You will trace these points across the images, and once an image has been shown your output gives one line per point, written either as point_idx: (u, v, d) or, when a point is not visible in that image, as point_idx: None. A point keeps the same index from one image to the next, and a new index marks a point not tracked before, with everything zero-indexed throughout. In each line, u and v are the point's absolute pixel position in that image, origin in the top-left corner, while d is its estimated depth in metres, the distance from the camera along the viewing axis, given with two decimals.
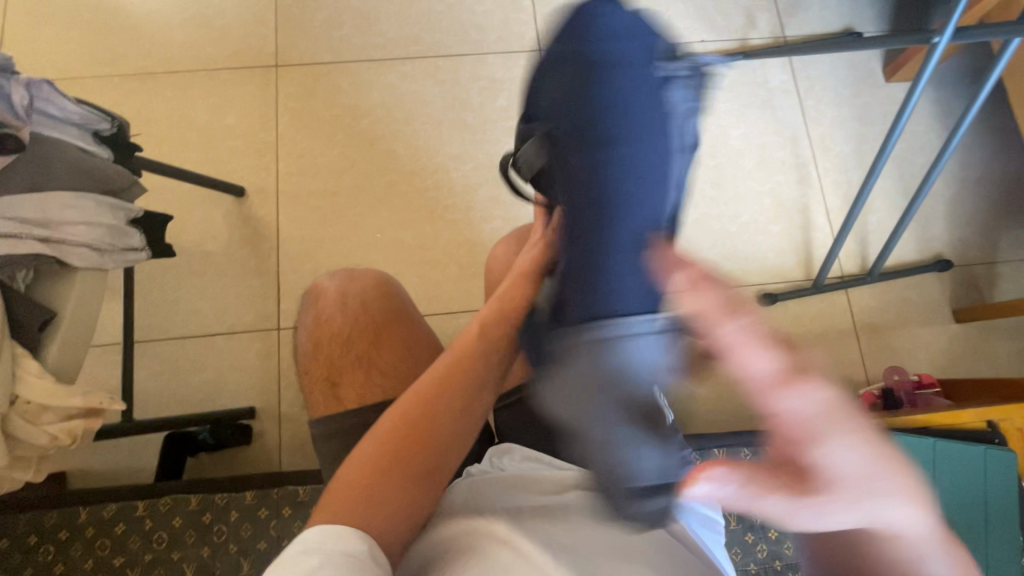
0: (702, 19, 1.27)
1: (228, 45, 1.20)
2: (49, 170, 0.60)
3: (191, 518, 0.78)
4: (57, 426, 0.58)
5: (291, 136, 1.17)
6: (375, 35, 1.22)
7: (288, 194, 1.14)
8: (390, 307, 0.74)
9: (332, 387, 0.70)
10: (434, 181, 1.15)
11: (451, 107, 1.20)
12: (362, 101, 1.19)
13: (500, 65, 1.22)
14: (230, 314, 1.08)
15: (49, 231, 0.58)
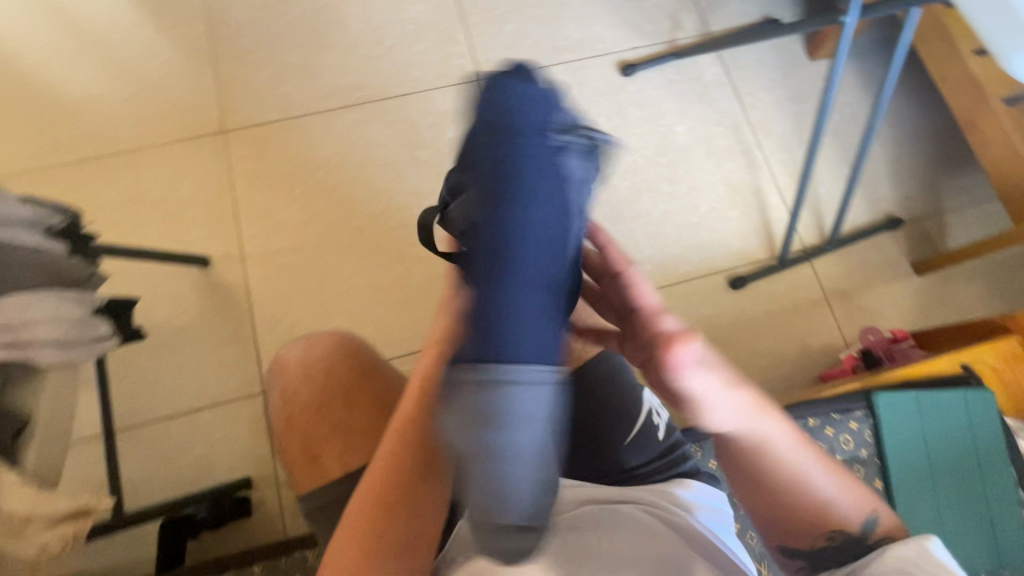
0: (631, 27, 1.33)
1: (171, 118, 1.20)
2: (5, 275, 0.59)
3: None
4: (47, 534, 0.56)
5: (249, 198, 1.16)
6: (319, 87, 1.24)
7: (254, 256, 1.13)
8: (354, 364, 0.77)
9: (314, 460, 0.72)
10: (398, 220, 1.16)
11: (405, 146, 1.22)
12: (314, 153, 1.20)
13: (446, 98, 1.25)
14: (212, 386, 1.06)
15: (14, 335, 0.57)
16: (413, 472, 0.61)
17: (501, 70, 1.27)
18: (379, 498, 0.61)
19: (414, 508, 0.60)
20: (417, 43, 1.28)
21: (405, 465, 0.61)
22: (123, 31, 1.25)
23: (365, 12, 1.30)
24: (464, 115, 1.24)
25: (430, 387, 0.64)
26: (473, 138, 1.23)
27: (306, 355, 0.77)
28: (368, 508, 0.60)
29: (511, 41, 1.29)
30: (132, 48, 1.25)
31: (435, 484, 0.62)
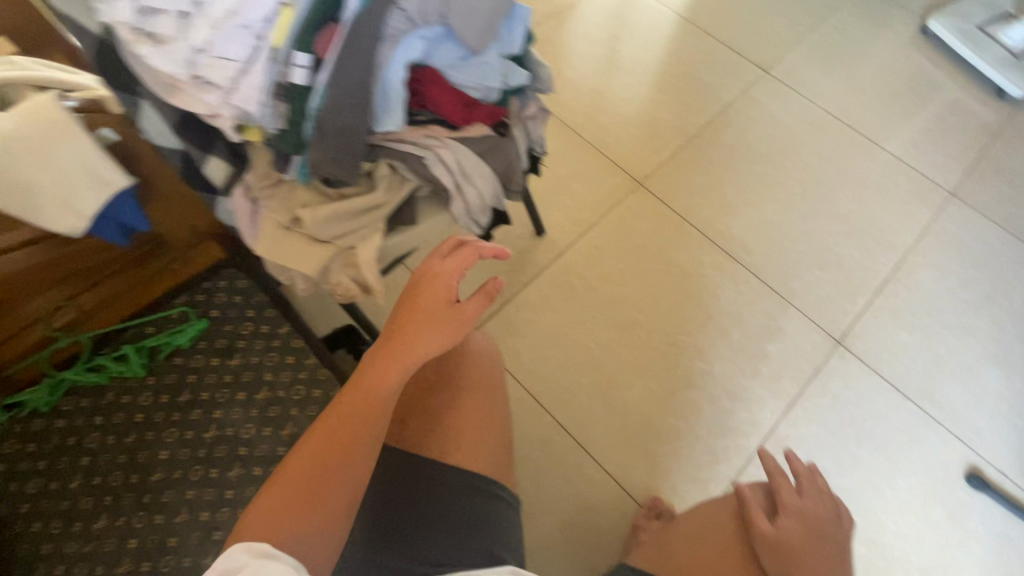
0: (1018, 455, 1.13)
1: (622, 147, 1.44)
2: (496, 151, 0.76)
3: (323, 400, 0.85)
4: (347, 281, 0.74)
5: (603, 231, 1.32)
6: (723, 221, 1.34)
7: (564, 262, 1.28)
8: (461, 348, 0.88)
9: (399, 421, 0.84)
10: (666, 350, 1.19)
11: (731, 314, 1.23)
12: (671, 253, 1.30)
13: (798, 323, 1.22)
14: (453, 295, 1.22)
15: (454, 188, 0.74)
16: (360, 445, 0.58)
17: (862, 355, 1.20)
18: (352, 482, 0.58)
19: (342, 485, 0.57)
20: (826, 270, 1.28)
21: (344, 443, 0.58)
22: (657, 83, 1.56)
23: (809, 215, 1.36)
24: (796, 348, 1.20)
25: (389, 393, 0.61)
26: (783, 368, 1.18)
27: (474, 345, 0.90)
28: (334, 513, 0.56)
29: (896, 350, 1.21)
30: (651, 94, 1.54)
31: (356, 479, 0.58)
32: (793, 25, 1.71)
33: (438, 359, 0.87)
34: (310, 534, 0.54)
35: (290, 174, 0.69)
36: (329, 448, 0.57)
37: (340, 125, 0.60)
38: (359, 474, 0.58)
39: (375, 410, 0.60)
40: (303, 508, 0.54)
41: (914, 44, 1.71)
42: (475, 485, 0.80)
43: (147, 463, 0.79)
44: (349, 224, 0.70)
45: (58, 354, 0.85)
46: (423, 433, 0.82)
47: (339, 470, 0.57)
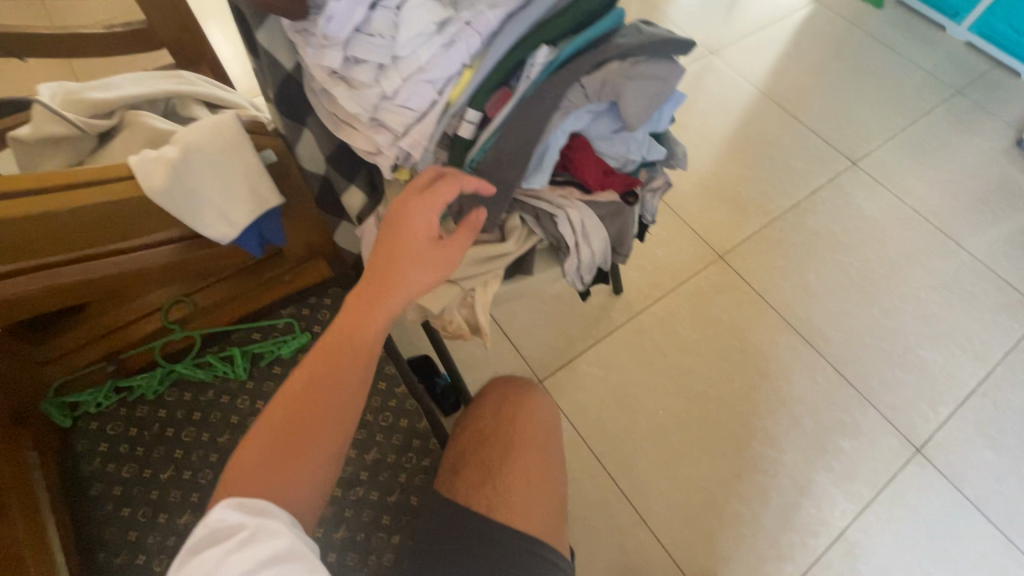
0: None
1: (706, 218, 1.46)
2: (618, 218, 0.77)
3: (409, 431, 0.86)
4: (459, 319, 0.77)
5: (681, 299, 1.33)
6: (802, 308, 1.33)
7: (639, 324, 1.28)
8: (520, 400, 0.87)
9: (452, 473, 0.80)
10: (736, 431, 1.17)
11: (805, 403, 1.21)
12: (748, 331, 1.29)
13: (875, 423, 1.19)
14: (527, 340, 1.23)
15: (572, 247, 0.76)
16: (335, 399, 0.56)
17: (943, 467, 1.15)
18: (331, 441, 0.55)
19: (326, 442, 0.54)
20: (906, 371, 1.26)
21: (321, 398, 0.55)
22: (745, 160, 1.58)
23: (892, 313, 1.34)
24: (872, 448, 1.16)
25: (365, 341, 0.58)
26: (857, 468, 1.14)
27: (535, 404, 0.87)
28: (319, 472, 0.54)
29: (979, 467, 1.16)
30: (738, 170, 1.56)
31: (337, 431, 0.55)
32: (884, 122, 1.73)
33: (495, 412, 0.85)
34: (292, 491, 0.52)
35: (427, 214, 0.73)
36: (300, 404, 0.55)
37: (495, 180, 0.63)
38: (340, 425, 0.55)
39: (350, 358, 0.57)
40: (281, 466, 0.52)
41: (1006, 153, 1.70)
42: (526, 545, 0.73)
43: None
44: (474, 270, 0.73)
45: (169, 344, 0.90)
46: (473, 483, 0.78)
47: (319, 430, 0.54)
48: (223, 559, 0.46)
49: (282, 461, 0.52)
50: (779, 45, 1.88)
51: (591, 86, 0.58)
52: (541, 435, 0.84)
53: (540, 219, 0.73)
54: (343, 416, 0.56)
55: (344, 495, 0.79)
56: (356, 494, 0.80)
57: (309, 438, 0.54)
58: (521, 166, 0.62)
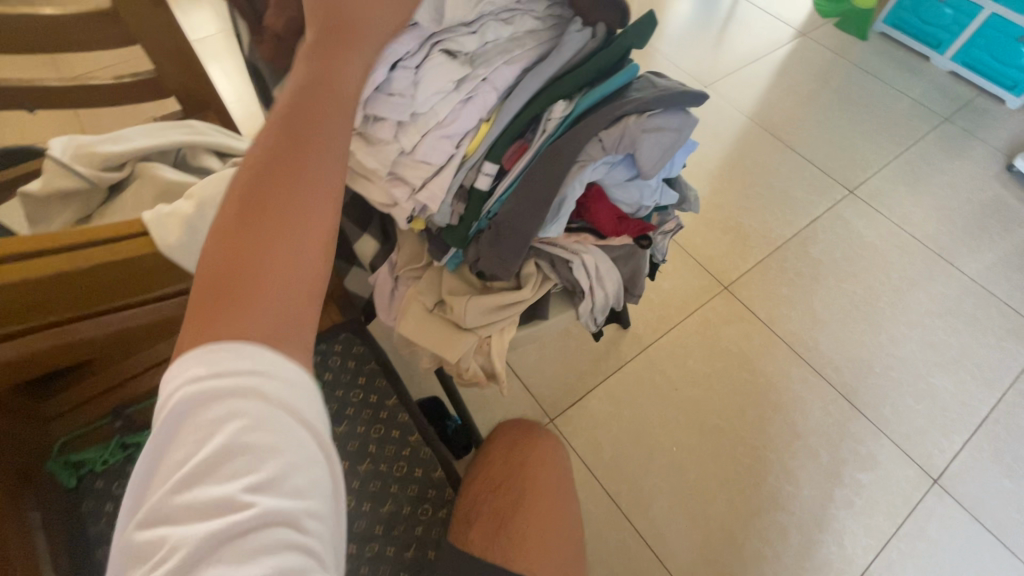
0: None
1: (709, 249, 1.47)
2: (630, 260, 0.78)
3: (425, 481, 0.84)
4: (475, 366, 0.76)
5: (689, 330, 1.33)
6: (809, 336, 1.34)
7: (649, 357, 1.28)
8: (530, 446, 0.85)
9: (465, 521, 0.76)
10: (752, 465, 1.15)
11: (819, 435, 1.20)
12: (758, 362, 1.29)
13: (890, 454, 1.18)
14: (537, 377, 1.22)
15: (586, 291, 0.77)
16: (309, 151, 0.39)
17: (961, 497, 1.14)
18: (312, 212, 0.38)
19: (310, 208, 0.38)
20: (918, 399, 1.25)
21: (278, 180, 0.38)
22: (744, 190, 1.61)
23: (899, 340, 1.34)
24: (889, 480, 1.15)
25: (327, 93, 0.42)
26: (876, 500, 1.13)
27: (547, 451, 0.86)
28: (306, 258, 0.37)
29: (998, 496, 1.15)
30: (738, 200, 1.58)
31: (314, 224, 0.38)
32: (877, 149, 1.77)
33: (508, 459, 0.83)
34: (273, 266, 0.35)
35: (442, 261, 0.73)
36: (253, 169, 0.38)
37: (517, 228, 0.64)
38: (326, 188, 0.39)
39: (319, 109, 0.41)
40: (259, 237, 0.35)
41: (998, 178, 1.74)
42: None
43: None
44: (491, 317, 0.72)
45: None
46: (489, 533, 0.74)
47: (292, 192, 0.37)
48: (243, 472, 0.30)
49: (237, 261, 0.35)
50: (771, 77, 1.93)
51: (609, 139, 0.59)
52: (554, 482, 0.82)
53: (555, 265, 0.74)
54: (322, 207, 0.39)
55: (362, 552, 0.77)
56: (373, 549, 0.77)
57: (275, 229, 0.36)
58: (540, 218, 0.63)
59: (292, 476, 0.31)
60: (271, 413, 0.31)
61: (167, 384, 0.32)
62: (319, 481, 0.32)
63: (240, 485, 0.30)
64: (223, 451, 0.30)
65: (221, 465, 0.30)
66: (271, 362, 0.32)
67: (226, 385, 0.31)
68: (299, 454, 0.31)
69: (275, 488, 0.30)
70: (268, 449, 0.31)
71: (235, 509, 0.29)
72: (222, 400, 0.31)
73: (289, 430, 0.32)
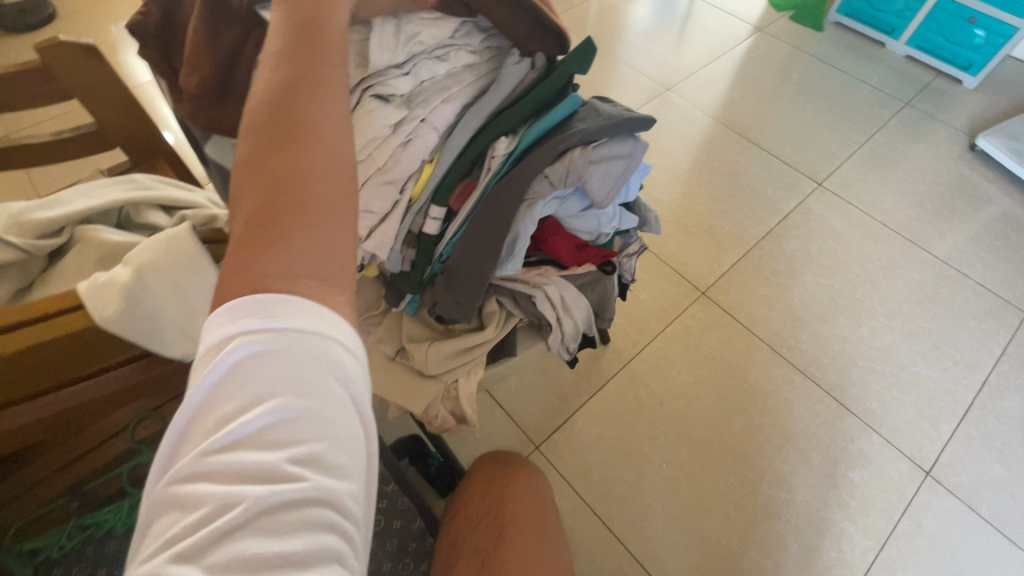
0: None
1: (684, 255, 1.45)
2: (595, 287, 0.76)
3: (406, 533, 0.80)
4: (444, 413, 0.73)
5: (670, 340, 1.31)
6: (791, 336, 1.32)
7: (632, 372, 1.25)
8: (509, 478, 0.78)
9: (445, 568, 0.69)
10: (744, 475, 1.13)
11: (809, 437, 1.18)
12: (742, 367, 1.27)
13: (881, 450, 1.17)
14: (519, 404, 1.19)
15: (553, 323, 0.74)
16: (319, 73, 0.36)
17: (955, 488, 1.13)
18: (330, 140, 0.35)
19: (326, 136, 0.35)
20: (904, 391, 1.24)
21: (294, 96, 0.35)
22: (715, 192, 1.60)
23: (880, 332, 1.34)
24: (883, 477, 1.13)
25: (323, 23, 0.39)
26: (871, 500, 1.11)
27: (529, 485, 0.78)
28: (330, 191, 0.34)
29: (991, 483, 1.14)
30: (710, 203, 1.57)
31: (339, 136, 0.35)
32: (842, 139, 1.77)
33: (485, 495, 0.76)
34: (313, 181, 0.33)
35: (400, 308, 0.71)
36: (259, 109, 0.35)
37: (469, 272, 0.61)
38: (340, 115, 0.36)
39: (318, 40, 0.38)
40: (286, 157, 0.33)
41: (962, 158, 1.75)
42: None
43: None
44: (455, 361, 0.69)
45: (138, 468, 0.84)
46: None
47: (309, 113, 0.35)
48: (288, 434, 0.27)
49: (273, 180, 0.32)
50: (732, 75, 1.93)
51: (555, 173, 0.57)
52: (535, 520, 0.73)
53: (517, 300, 0.71)
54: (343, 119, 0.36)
55: None
56: None
57: (300, 143, 0.34)
58: (493, 259, 0.60)
59: (338, 454, 0.28)
60: (324, 380, 0.29)
61: (211, 334, 0.29)
62: (359, 468, 0.29)
63: (286, 453, 0.27)
64: (273, 414, 0.27)
65: (268, 428, 0.27)
66: (315, 310, 0.30)
67: (278, 342, 0.28)
68: (345, 433, 0.28)
69: (322, 464, 0.27)
70: (320, 420, 0.28)
71: (281, 479, 0.26)
72: (273, 359, 0.28)
73: (338, 402, 0.29)
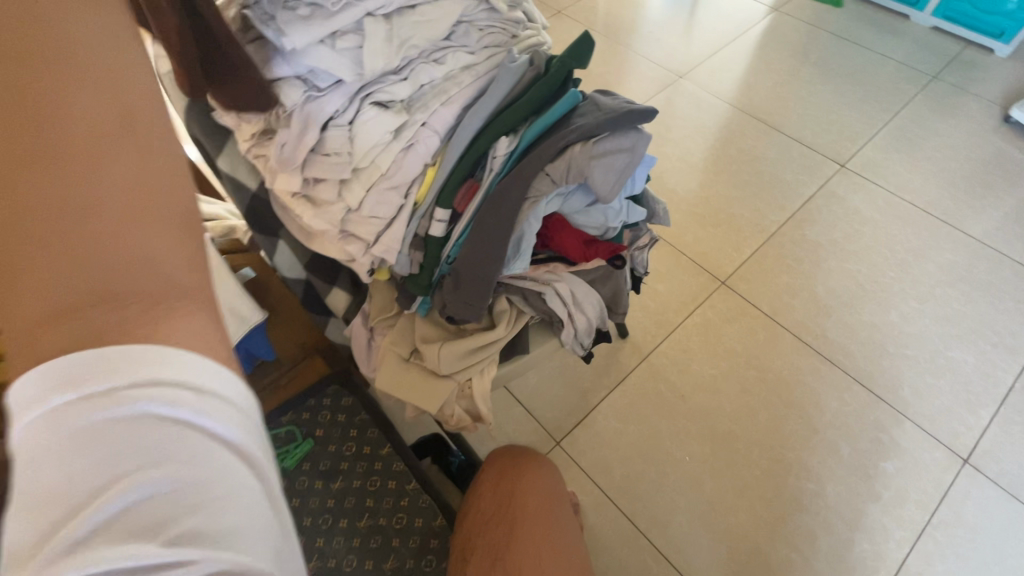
0: None
1: (702, 245, 1.43)
2: (606, 280, 0.75)
3: (426, 531, 0.81)
4: (460, 411, 0.74)
5: (690, 332, 1.29)
6: (816, 324, 1.29)
7: (651, 365, 1.24)
8: (519, 472, 0.79)
9: (461, 561, 0.71)
10: (770, 467, 1.11)
11: (837, 427, 1.15)
12: (764, 356, 1.25)
13: (915, 438, 1.13)
14: (538, 402, 1.19)
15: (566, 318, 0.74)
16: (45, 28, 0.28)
17: (997, 476, 1.08)
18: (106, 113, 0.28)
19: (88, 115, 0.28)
20: (938, 376, 1.20)
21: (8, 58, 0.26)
22: (733, 179, 1.56)
23: (911, 316, 1.29)
24: (918, 467, 1.10)
25: None
26: (905, 491, 1.07)
27: (542, 478, 0.79)
28: (118, 184, 0.27)
29: None
30: (728, 191, 1.54)
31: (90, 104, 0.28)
32: (865, 118, 1.71)
33: (496, 490, 0.77)
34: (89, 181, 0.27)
35: (411, 309, 0.71)
36: None
37: (478, 273, 0.61)
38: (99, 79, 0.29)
39: None
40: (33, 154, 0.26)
41: (996, 132, 1.67)
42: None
43: None
44: (468, 359, 0.70)
45: None
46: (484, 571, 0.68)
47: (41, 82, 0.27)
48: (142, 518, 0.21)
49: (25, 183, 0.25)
50: (747, 59, 1.88)
51: (556, 172, 0.56)
52: (547, 499, 0.76)
53: (527, 297, 0.72)
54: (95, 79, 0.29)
55: None
56: None
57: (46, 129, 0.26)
58: (499, 260, 0.60)
59: (230, 513, 0.22)
60: (180, 435, 0.22)
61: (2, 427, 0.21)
62: (265, 521, 0.23)
63: (158, 537, 0.20)
64: (135, 489, 0.21)
65: (135, 509, 0.21)
66: (163, 349, 0.24)
67: (131, 398, 0.22)
68: (234, 490, 0.22)
69: (209, 535, 0.21)
70: (195, 482, 0.22)
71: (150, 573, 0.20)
72: (127, 423, 0.22)
73: (213, 454, 0.23)
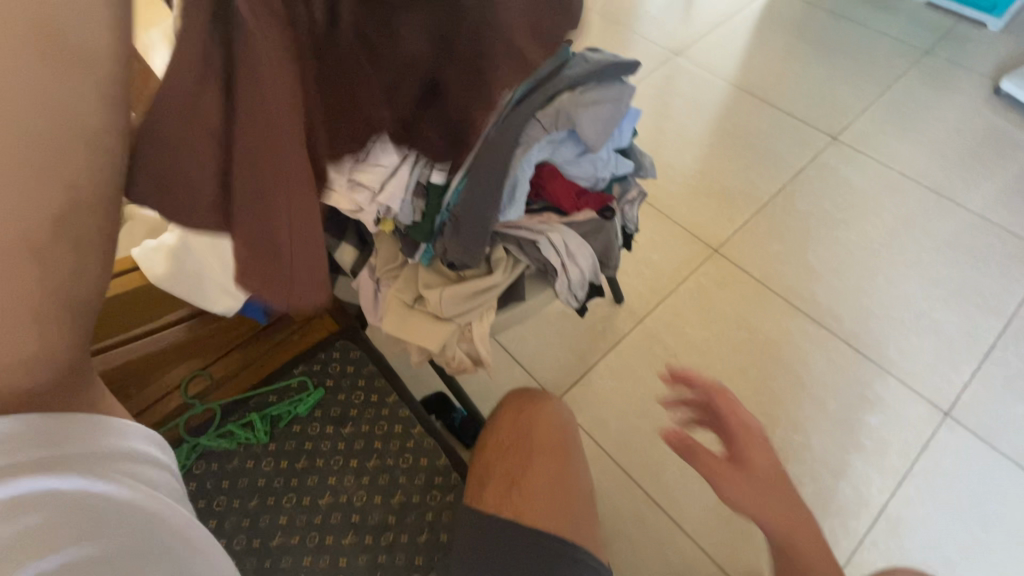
0: None
1: (696, 215, 1.47)
2: (599, 233, 0.79)
3: (431, 470, 0.89)
4: (461, 353, 0.80)
5: (683, 297, 1.34)
6: (805, 288, 1.34)
7: (646, 328, 1.29)
8: (534, 410, 0.89)
9: (479, 483, 0.82)
10: (758, 421, 1.16)
11: (823, 384, 1.20)
12: (754, 319, 1.30)
13: (898, 394, 1.17)
14: (537, 362, 1.24)
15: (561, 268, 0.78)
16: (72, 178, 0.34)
17: (976, 428, 1.13)
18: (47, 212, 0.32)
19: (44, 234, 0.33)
20: (922, 336, 1.24)
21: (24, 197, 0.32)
22: (727, 153, 1.60)
23: (898, 281, 1.33)
24: (900, 420, 1.15)
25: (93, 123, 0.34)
26: (888, 442, 1.12)
27: (554, 414, 0.89)
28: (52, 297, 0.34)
29: (1013, 422, 1.14)
30: (722, 164, 1.58)
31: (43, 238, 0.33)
32: (858, 93, 1.74)
33: (514, 424, 0.87)
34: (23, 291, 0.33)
35: (416, 258, 0.76)
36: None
37: (478, 217, 0.66)
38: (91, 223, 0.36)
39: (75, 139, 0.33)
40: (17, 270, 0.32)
41: (987, 104, 1.70)
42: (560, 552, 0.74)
43: (268, 529, 0.84)
44: (470, 303, 0.75)
45: (191, 419, 0.89)
46: (501, 492, 0.81)
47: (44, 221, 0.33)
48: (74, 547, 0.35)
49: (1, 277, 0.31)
50: (742, 36, 1.91)
51: (546, 119, 0.62)
52: (558, 438, 0.87)
53: (523, 247, 0.76)
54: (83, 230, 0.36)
55: (377, 541, 0.84)
56: (387, 538, 0.84)
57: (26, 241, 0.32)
58: (495, 203, 0.65)
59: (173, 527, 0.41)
60: (115, 486, 0.38)
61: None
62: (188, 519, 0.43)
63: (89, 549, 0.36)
64: (55, 541, 0.34)
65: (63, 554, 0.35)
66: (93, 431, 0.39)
67: (29, 482, 0.33)
68: (175, 517, 0.42)
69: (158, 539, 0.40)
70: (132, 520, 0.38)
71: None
72: (31, 500, 0.34)
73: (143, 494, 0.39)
